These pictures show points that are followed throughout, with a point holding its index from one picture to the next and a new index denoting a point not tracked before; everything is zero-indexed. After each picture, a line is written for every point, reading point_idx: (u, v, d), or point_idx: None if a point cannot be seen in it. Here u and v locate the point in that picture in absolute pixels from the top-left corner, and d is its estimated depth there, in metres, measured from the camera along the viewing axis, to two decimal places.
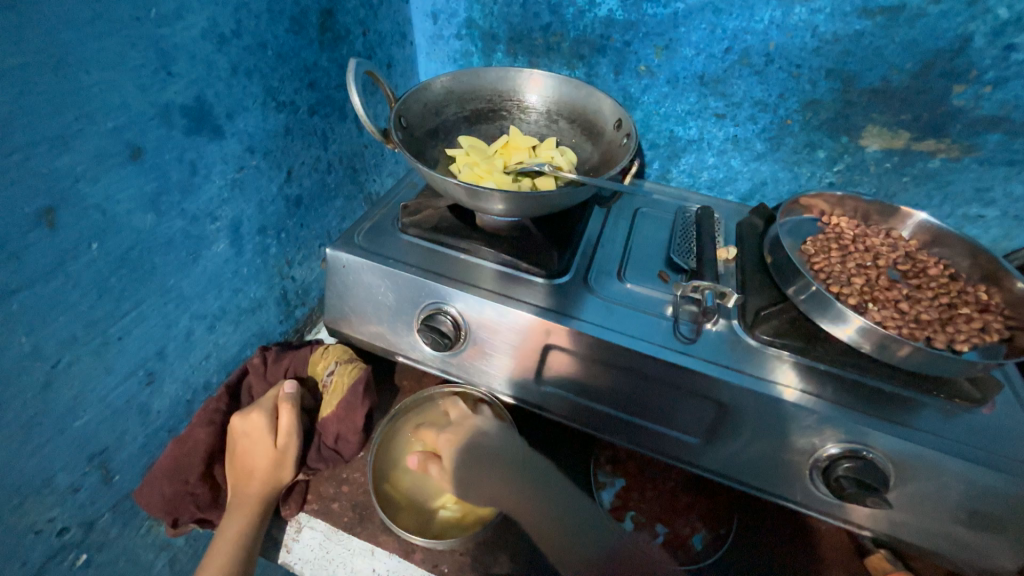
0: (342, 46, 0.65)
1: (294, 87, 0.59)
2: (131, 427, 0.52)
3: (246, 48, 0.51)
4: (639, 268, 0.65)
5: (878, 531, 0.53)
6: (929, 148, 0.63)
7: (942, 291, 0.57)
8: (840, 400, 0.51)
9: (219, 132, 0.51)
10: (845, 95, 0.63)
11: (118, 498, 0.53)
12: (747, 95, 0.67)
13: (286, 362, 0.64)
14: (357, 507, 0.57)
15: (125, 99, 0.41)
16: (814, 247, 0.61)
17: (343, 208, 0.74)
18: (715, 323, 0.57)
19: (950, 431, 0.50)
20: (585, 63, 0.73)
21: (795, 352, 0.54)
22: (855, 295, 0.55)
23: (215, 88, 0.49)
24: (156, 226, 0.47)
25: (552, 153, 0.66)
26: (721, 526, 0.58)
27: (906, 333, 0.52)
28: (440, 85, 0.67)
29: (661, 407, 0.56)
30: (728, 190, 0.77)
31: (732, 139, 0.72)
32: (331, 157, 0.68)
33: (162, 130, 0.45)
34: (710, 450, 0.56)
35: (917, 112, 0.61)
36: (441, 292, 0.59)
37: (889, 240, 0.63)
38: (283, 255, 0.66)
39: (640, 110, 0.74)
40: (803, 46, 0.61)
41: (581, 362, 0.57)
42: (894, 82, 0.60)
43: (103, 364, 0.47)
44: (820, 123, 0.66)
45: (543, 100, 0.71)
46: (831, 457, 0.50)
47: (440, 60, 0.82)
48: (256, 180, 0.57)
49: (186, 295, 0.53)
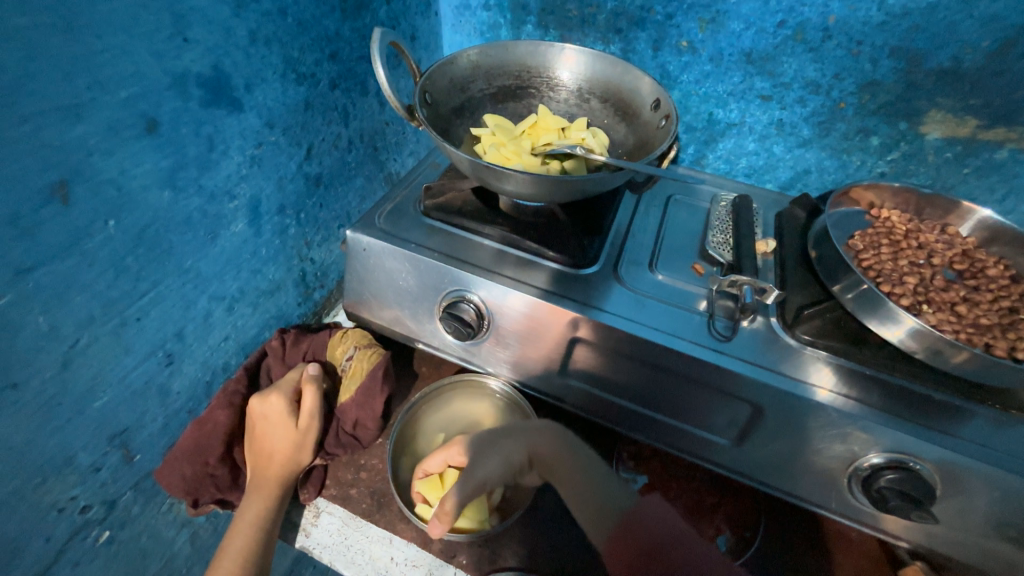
0: (365, 14, 0.61)
1: (314, 58, 0.55)
2: (151, 408, 0.51)
3: (265, 14, 0.48)
4: (672, 259, 0.61)
5: (915, 542, 0.51)
6: (997, 137, 0.58)
7: (1003, 294, 0.53)
8: (886, 407, 0.48)
9: (237, 105, 0.48)
10: (909, 75, 0.58)
11: (139, 477, 0.53)
12: (798, 75, 0.62)
13: (304, 346, 0.63)
14: (375, 494, 0.56)
15: (140, 68, 0.39)
16: (862, 243, 0.58)
17: (364, 188, 0.72)
18: (752, 320, 0.54)
19: (1003, 444, 0.46)
20: (622, 37, 0.68)
21: (837, 354, 0.51)
22: (907, 296, 0.51)
23: (233, 57, 0.46)
24: (173, 204, 0.46)
25: (583, 135, 0.63)
26: (747, 529, 0.56)
27: (963, 338, 0.48)
28: (466, 58, 0.63)
29: (689, 407, 0.54)
30: (767, 177, 0.73)
31: (777, 123, 0.67)
32: (352, 135, 0.66)
33: (178, 101, 0.43)
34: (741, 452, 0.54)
35: (988, 97, 0.56)
36: (464, 279, 0.56)
37: (944, 237, 0.59)
38: (302, 236, 0.64)
39: (678, 90, 0.69)
40: (866, 20, 0.56)
41: (606, 358, 0.55)
42: (966, 63, 0.55)
43: (121, 344, 0.46)
44: (876, 107, 0.61)
45: (575, 76, 0.67)
46: (872, 467, 0.48)
47: (466, 32, 0.77)
48: (275, 157, 0.55)
49: (205, 276, 0.52)
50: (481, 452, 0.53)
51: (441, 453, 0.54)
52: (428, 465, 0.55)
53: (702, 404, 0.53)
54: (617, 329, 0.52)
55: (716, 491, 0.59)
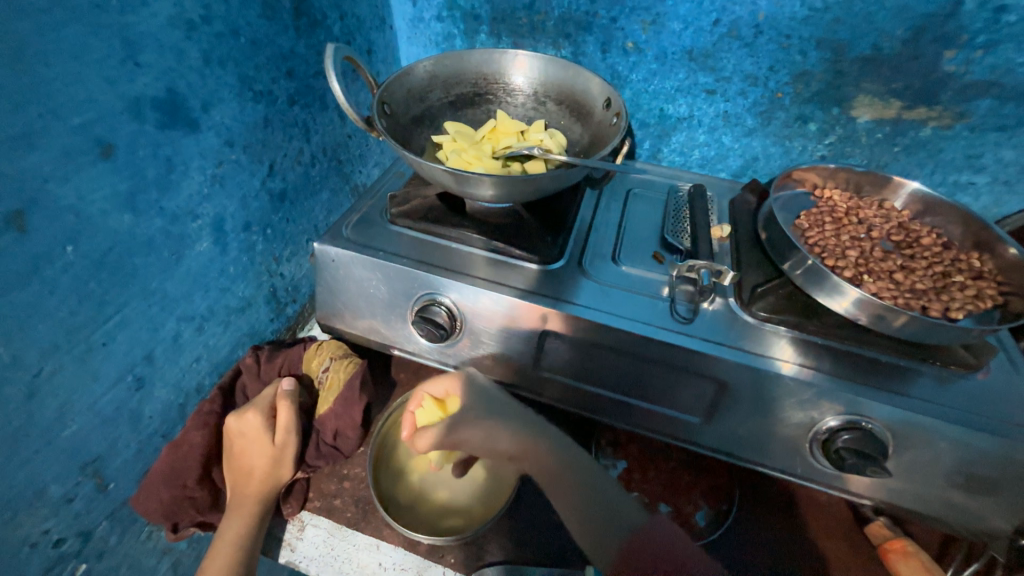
0: (319, 31, 0.62)
1: (271, 76, 0.56)
2: (123, 434, 0.51)
3: (217, 35, 0.49)
4: (634, 250, 0.64)
5: (877, 500, 0.54)
6: (921, 116, 0.63)
7: (935, 260, 0.57)
8: (838, 372, 0.51)
9: (195, 125, 0.49)
10: (837, 64, 0.62)
11: (114, 505, 0.52)
12: (737, 69, 0.66)
13: (279, 361, 0.63)
14: (360, 502, 0.57)
15: (92, 92, 0.39)
16: (808, 222, 0.61)
17: (330, 201, 0.73)
18: (711, 302, 0.57)
19: (946, 398, 0.50)
20: (571, 42, 0.71)
21: (792, 327, 0.54)
22: (850, 268, 0.55)
23: (187, 78, 0.47)
24: (134, 226, 0.46)
25: (540, 136, 0.65)
26: (723, 503, 0.59)
27: (902, 303, 0.52)
28: (423, 69, 0.65)
29: (661, 390, 0.56)
30: (719, 167, 0.76)
31: (723, 115, 0.71)
32: (315, 149, 0.66)
33: (133, 124, 0.43)
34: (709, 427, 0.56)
35: (908, 80, 0.61)
36: (435, 282, 0.57)
37: (882, 211, 0.63)
38: (270, 252, 0.64)
39: (629, 89, 0.73)
40: (793, 15, 0.60)
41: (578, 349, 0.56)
42: (885, 50, 0.60)
43: (88, 371, 0.45)
44: (811, 95, 0.66)
45: (529, 81, 0.69)
46: (830, 430, 0.51)
47: (422, 44, 0.79)
48: (237, 175, 0.55)
49: (172, 297, 0.52)
50: (475, 421, 0.51)
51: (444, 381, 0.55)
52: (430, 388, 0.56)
53: (672, 385, 0.55)
54: (585, 320, 0.54)
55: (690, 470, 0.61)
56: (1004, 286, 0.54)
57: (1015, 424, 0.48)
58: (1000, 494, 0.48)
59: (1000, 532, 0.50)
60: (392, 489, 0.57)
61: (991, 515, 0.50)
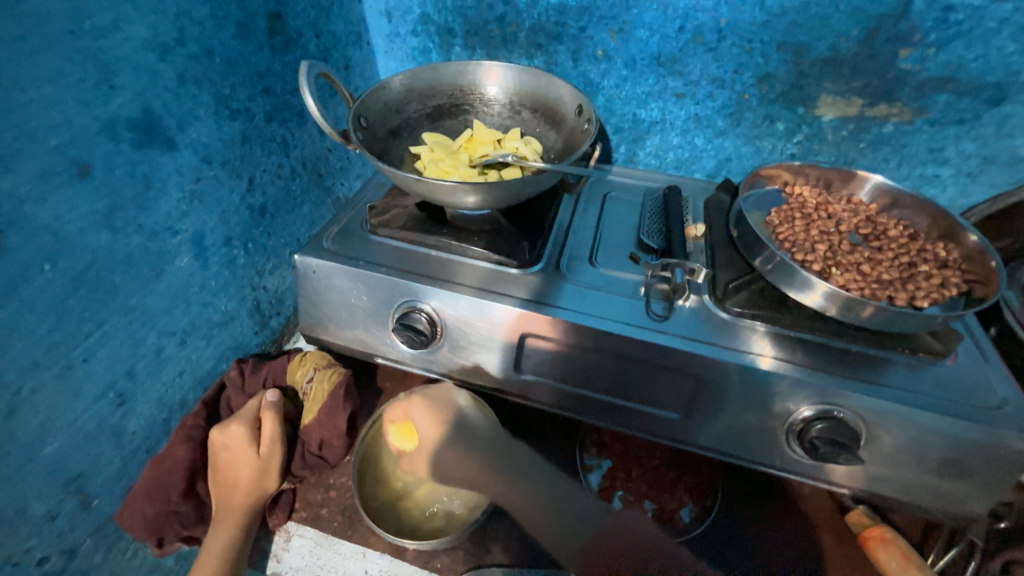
0: (295, 49, 0.64)
1: (247, 94, 0.58)
2: (106, 450, 0.51)
3: (192, 56, 0.50)
4: (610, 251, 0.65)
5: (856, 489, 0.54)
6: (882, 113, 0.65)
7: (902, 251, 0.58)
8: (810, 363, 0.52)
9: (171, 144, 0.50)
10: (798, 66, 0.64)
11: (99, 522, 0.52)
12: (704, 73, 0.68)
13: (264, 373, 0.64)
14: (346, 511, 0.57)
15: (67, 115, 0.41)
16: (778, 218, 0.63)
17: (312, 214, 0.74)
18: (686, 299, 0.58)
19: (916, 385, 0.51)
20: (543, 51, 0.73)
21: (766, 322, 0.55)
22: (818, 262, 0.56)
23: (163, 99, 0.48)
24: (112, 244, 0.47)
25: (516, 144, 0.66)
26: (707, 498, 0.59)
27: (868, 294, 0.53)
28: (398, 83, 0.67)
29: (646, 388, 0.56)
30: (694, 168, 0.78)
31: (694, 118, 0.73)
32: (294, 164, 0.68)
33: (108, 145, 0.44)
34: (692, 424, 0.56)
35: (867, 78, 0.63)
36: (414, 290, 0.58)
37: (850, 206, 0.65)
38: (252, 265, 0.65)
39: (601, 95, 0.74)
40: (753, 20, 0.62)
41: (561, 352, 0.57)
42: (843, 50, 0.62)
43: (69, 388, 0.46)
44: (776, 96, 0.68)
45: (503, 91, 0.71)
46: (804, 420, 0.52)
47: (399, 59, 0.81)
48: (216, 191, 0.57)
49: (153, 312, 0.53)
50: None
51: None
52: None
53: (656, 383, 0.56)
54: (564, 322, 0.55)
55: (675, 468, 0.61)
56: (968, 274, 0.56)
57: (983, 409, 0.49)
58: (973, 478, 0.49)
59: (976, 516, 0.51)
60: (376, 491, 0.57)
61: (967, 499, 0.51)
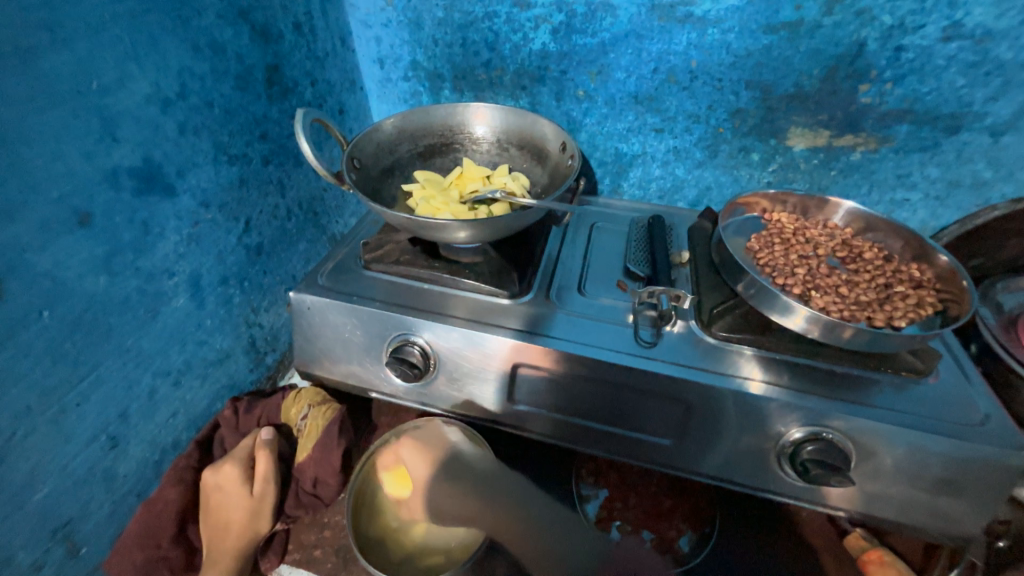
0: (291, 97, 0.67)
1: (245, 140, 0.60)
2: (96, 495, 0.51)
3: (192, 108, 0.53)
4: (599, 280, 0.67)
5: (852, 511, 0.54)
6: (849, 143, 0.69)
7: (878, 273, 0.61)
8: (797, 385, 0.53)
9: (171, 190, 0.52)
10: (767, 101, 0.68)
11: (85, 571, 0.51)
12: (680, 109, 0.72)
13: (258, 411, 0.64)
14: (340, 551, 0.56)
15: (71, 167, 0.43)
16: (758, 244, 0.65)
17: (307, 251, 0.75)
18: (673, 325, 0.60)
19: (901, 404, 0.52)
20: (528, 93, 0.77)
21: (751, 345, 0.57)
22: (798, 285, 0.58)
23: (163, 148, 0.50)
24: (110, 287, 0.48)
25: (504, 180, 0.68)
26: (705, 525, 0.59)
27: (848, 316, 0.55)
28: (390, 125, 0.70)
29: (640, 415, 0.57)
30: (677, 197, 0.81)
31: (673, 150, 0.76)
32: (290, 204, 0.70)
33: (110, 193, 0.46)
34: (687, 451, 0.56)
35: (832, 112, 0.67)
36: (407, 323, 0.60)
37: (826, 230, 0.67)
38: (247, 303, 0.66)
39: (584, 132, 0.78)
40: (721, 61, 0.67)
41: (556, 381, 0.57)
42: (807, 86, 0.66)
43: (60, 432, 0.46)
44: (748, 129, 0.71)
45: (491, 130, 0.75)
46: (796, 442, 0.52)
47: (391, 102, 0.84)
48: (213, 233, 0.58)
49: (147, 353, 0.53)
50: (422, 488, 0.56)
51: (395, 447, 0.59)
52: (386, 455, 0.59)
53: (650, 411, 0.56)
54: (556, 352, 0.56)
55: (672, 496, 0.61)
56: (942, 293, 0.58)
57: (968, 426, 0.50)
58: (964, 496, 0.50)
59: (972, 535, 0.51)
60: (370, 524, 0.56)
61: (962, 518, 0.51)
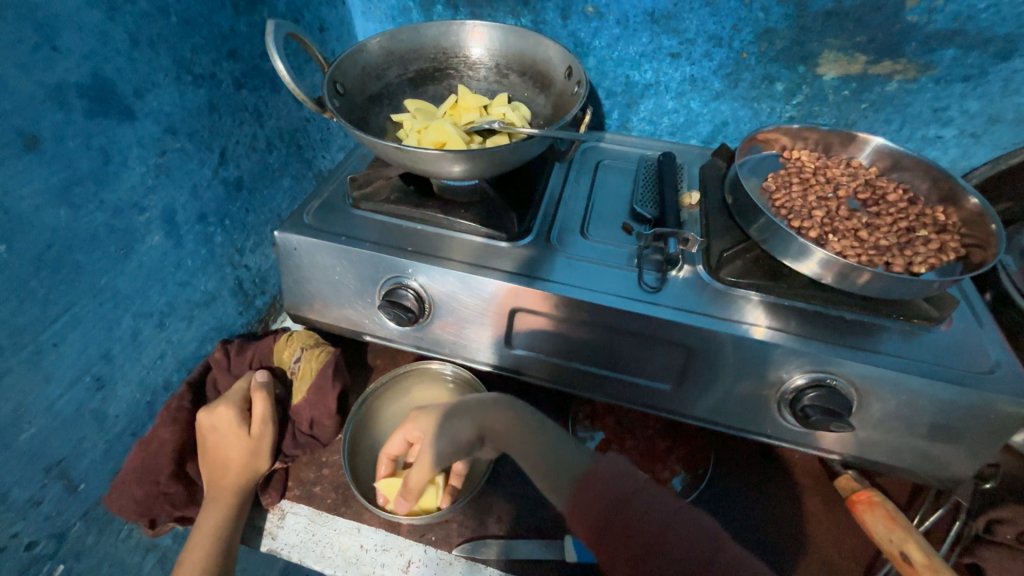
0: (261, 8, 0.59)
1: (211, 59, 0.54)
2: (88, 435, 0.50)
3: (144, 14, 0.46)
4: (602, 222, 0.63)
5: (846, 454, 0.55)
6: (886, 70, 0.62)
7: (901, 216, 0.57)
8: (803, 332, 0.51)
9: (129, 113, 0.47)
10: (799, 20, 0.61)
11: (87, 506, 0.52)
12: (700, 30, 0.65)
13: (249, 354, 0.62)
14: (339, 488, 0.57)
15: (5, 80, 0.37)
16: (775, 184, 0.61)
17: (292, 188, 0.71)
18: (680, 270, 0.56)
19: (909, 351, 0.50)
20: (530, 9, 0.69)
21: (760, 291, 0.54)
22: (815, 228, 0.55)
23: (114, 63, 0.44)
24: (73, 221, 0.44)
25: (503, 110, 0.62)
26: (699, 467, 0.59)
27: (866, 261, 0.52)
28: (376, 45, 0.63)
29: (615, 515, 0.41)
30: (690, 134, 0.75)
31: (689, 79, 0.70)
32: (270, 135, 0.64)
33: (58, 114, 0.41)
34: (642, 437, 0.61)
35: (871, 33, 0.60)
36: (400, 265, 0.56)
37: (849, 169, 0.62)
38: (231, 243, 0.62)
39: (592, 56, 0.71)
40: None
41: (575, 500, 0.43)
42: (847, 2, 0.58)
43: (40, 373, 0.44)
44: (775, 54, 0.64)
45: (489, 53, 0.67)
46: (797, 389, 0.51)
47: (378, 20, 0.76)
48: (184, 164, 0.53)
49: (125, 294, 0.51)
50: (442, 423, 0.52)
51: (399, 433, 0.55)
52: (389, 447, 0.55)
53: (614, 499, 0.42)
54: (555, 323, 0.55)
55: (618, 356, 0.55)
56: (967, 238, 0.55)
57: (975, 373, 0.49)
58: (962, 442, 0.49)
59: (963, 478, 0.52)
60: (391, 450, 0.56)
61: (957, 462, 0.51)
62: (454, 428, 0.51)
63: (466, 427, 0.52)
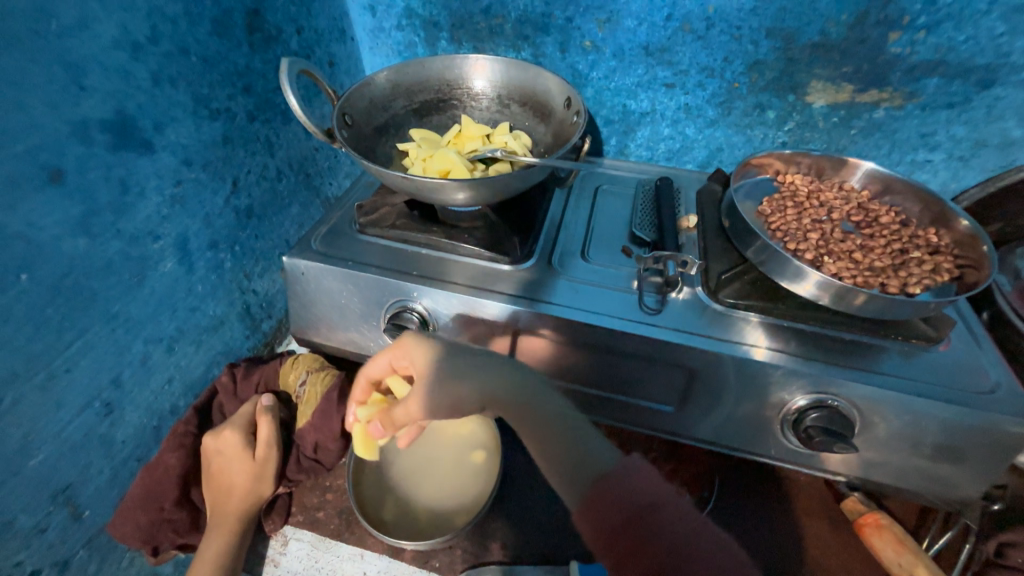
0: (275, 46, 0.62)
1: (227, 94, 0.57)
2: (95, 460, 0.51)
3: (166, 55, 0.49)
4: (602, 245, 0.65)
5: (851, 476, 0.55)
6: (873, 99, 0.65)
7: (894, 238, 0.58)
8: (803, 352, 0.52)
9: (149, 146, 0.49)
10: (787, 52, 0.64)
11: (91, 533, 0.52)
12: (693, 61, 0.68)
13: (256, 378, 0.63)
14: (343, 513, 0.57)
15: (34, 118, 0.39)
16: (770, 207, 0.62)
17: (300, 214, 0.73)
18: (679, 292, 0.58)
19: (909, 371, 0.51)
20: (531, 43, 0.72)
21: (759, 312, 0.55)
22: (810, 251, 0.56)
23: (136, 100, 0.47)
24: (91, 250, 0.46)
25: (505, 138, 0.65)
26: (704, 489, 0.59)
27: (861, 282, 0.53)
28: (383, 79, 0.65)
29: (636, 525, 0.40)
30: (686, 159, 0.77)
31: (684, 108, 0.72)
32: (280, 164, 0.67)
33: (82, 148, 0.43)
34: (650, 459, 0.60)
35: (857, 64, 0.62)
36: (405, 289, 0.58)
37: (842, 193, 0.64)
38: (240, 268, 0.64)
39: (590, 87, 0.74)
40: (741, 6, 0.62)
41: (589, 505, 0.42)
42: (833, 35, 0.61)
43: (52, 398, 0.45)
44: (766, 83, 0.67)
45: (491, 84, 0.70)
46: (799, 410, 0.51)
47: (385, 54, 0.79)
48: (198, 194, 0.55)
49: (136, 319, 0.52)
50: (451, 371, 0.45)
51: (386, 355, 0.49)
52: (372, 370, 0.50)
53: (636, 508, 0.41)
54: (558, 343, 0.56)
55: (620, 375, 0.56)
56: (960, 259, 0.56)
57: (976, 393, 0.49)
58: (967, 463, 0.49)
59: (971, 500, 0.51)
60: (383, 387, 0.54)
61: (963, 483, 0.51)
62: (458, 376, 0.45)
63: (470, 385, 0.45)
